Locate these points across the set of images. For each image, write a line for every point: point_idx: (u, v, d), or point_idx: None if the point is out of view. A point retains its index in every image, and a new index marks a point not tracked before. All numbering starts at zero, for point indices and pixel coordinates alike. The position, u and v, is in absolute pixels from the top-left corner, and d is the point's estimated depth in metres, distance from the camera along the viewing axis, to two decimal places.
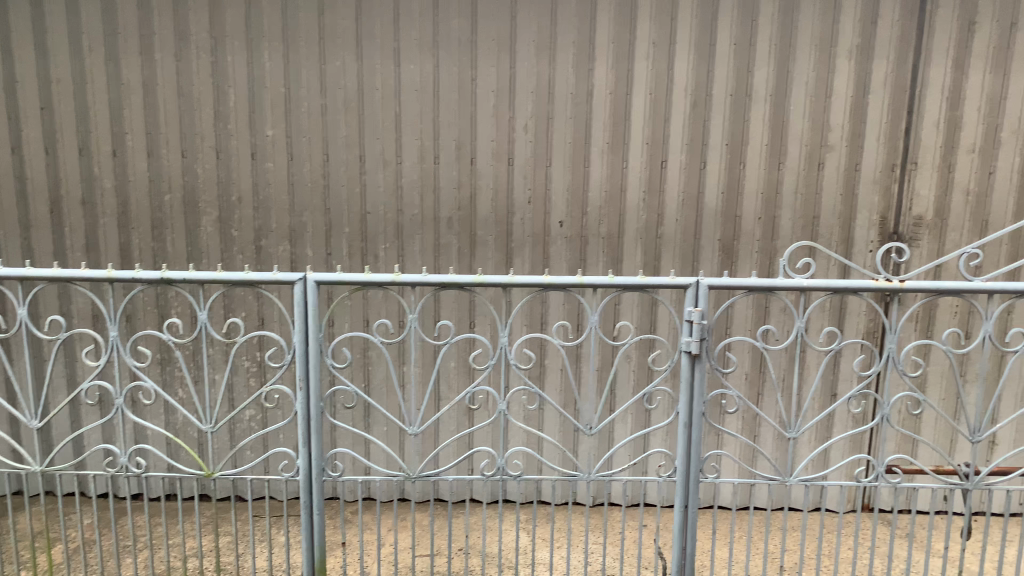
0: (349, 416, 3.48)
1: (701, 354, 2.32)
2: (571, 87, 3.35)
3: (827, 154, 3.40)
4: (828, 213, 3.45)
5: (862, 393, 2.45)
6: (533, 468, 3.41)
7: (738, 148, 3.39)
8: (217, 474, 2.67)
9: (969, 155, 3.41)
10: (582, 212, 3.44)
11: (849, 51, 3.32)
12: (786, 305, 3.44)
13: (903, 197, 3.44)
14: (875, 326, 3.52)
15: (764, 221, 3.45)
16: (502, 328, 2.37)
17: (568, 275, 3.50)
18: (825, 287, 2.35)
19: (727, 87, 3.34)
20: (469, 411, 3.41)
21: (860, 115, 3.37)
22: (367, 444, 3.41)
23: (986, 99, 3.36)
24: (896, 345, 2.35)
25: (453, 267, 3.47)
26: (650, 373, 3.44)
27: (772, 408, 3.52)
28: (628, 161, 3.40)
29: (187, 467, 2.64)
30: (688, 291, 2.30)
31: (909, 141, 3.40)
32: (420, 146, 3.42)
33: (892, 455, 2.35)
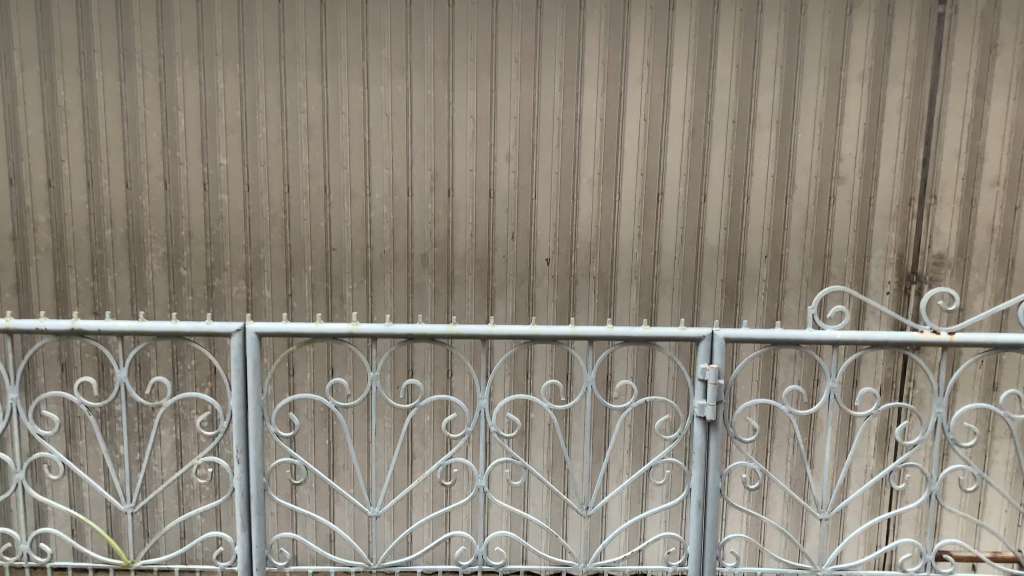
0: (312, 497, 3.08)
1: (717, 420, 1.98)
2: (558, 112, 3.03)
3: (837, 186, 3.10)
4: (840, 251, 3.14)
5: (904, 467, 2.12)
6: (517, 555, 3.06)
7: (741, 180, 3.08)
8: (140, 563, 2.21)
9: (993, 188, 3.11)
10: (571, 249, 3.11)
11: (862, 74, 3.02)
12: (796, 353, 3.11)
13: (921, 235, 3.14)
14: (894, 375, 3.21)
15: (771, 259, 3.13)
16: (481, 388, 2.01)
17: (557, 318, 3.15)
18: (861, 341, 2.01)
19: (729, 112, 3.04)
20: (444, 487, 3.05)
21: (874, 144, 3.07)
22: (332, 537, 3.05)
23: (1010, 128, 3.07)
24: (946, 410, 2.01)
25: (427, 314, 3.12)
26: (648, 428, 3.09)
27: (783, 469, 3.19)
28: (620, 194, 3.08)
29: (103, 557, 2.18)
30: (700, 346, 1.97)
31: (927, 173, 3.10)
32: (391, 176, 3.08)
33: (942, 542, 2.04)
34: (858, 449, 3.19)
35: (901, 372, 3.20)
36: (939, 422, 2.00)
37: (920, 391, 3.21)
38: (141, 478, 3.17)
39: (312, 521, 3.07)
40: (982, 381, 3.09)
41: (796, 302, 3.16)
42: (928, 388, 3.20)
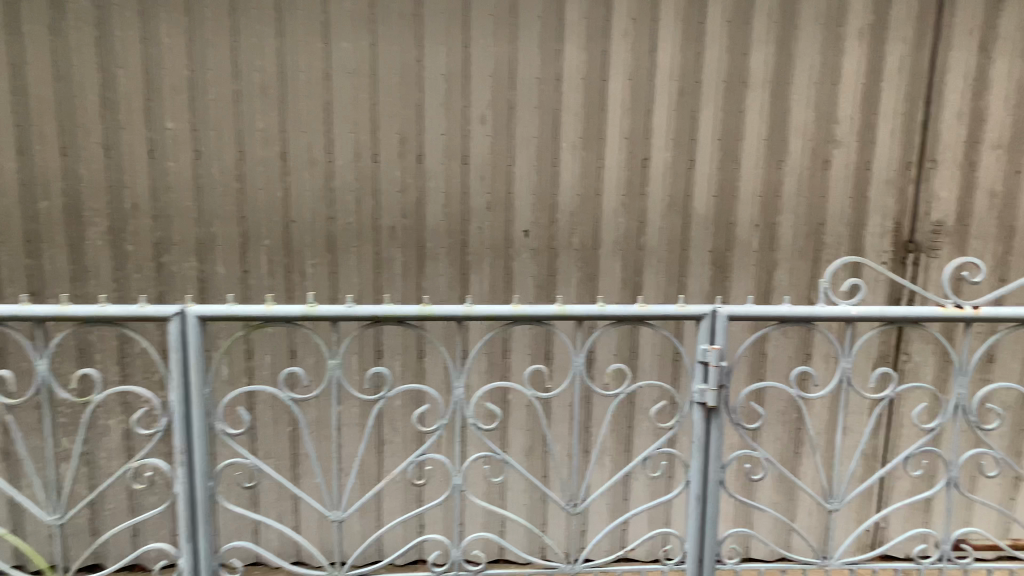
0: (274, 495, 2.84)
1: (719, 406, 1.79)
2: (536, 71, 2.79)
3: (834, 151, 2.90)
4: (836, 220, 2.94)
5: (920, 453, 1.96)
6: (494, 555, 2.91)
7: (732, 145, 2.87)
8: None
9: (994, 151, 2.94)
10: (550, 219, 2.89)
11: (861, 29, 2.81)
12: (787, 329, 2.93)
13: (919, 201, 2.95)
14: (889, 349, 3.01)
15: (762, 228, 2.93)
16: (456, 375, 1.79)
17: (536, 295, 2.93)
18: (878, 317, 1.83)
19: (719, 71, 2.81)
20: (415, 488, 2.85)
21: (871, 105, 2.87)
22: (297, 548, 2.87)
23: (1014, 89, 2.89)
24: (969, 391, 1.83)
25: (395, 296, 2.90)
26: (632, 410, 2.89)
27: (772, 447, 3.01)
28: (604, 160, 2.86)
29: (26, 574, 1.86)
30: (701, 325, 1.76)
31: (927, 136, 2.91)
32: (355, 141, 2.83)
33: (959, 533, 1.90)
34: (851, 428, 3.03)
35: (896, 346, 3.01)
36: (961, 405, 1.84)
37: (914, 364, 3.02)
38: (86, 473, 2.91)
39: (276, 529, 2.87)
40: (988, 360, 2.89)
41: (787, 273, 2.97)
42: (924, 362, 3.01)
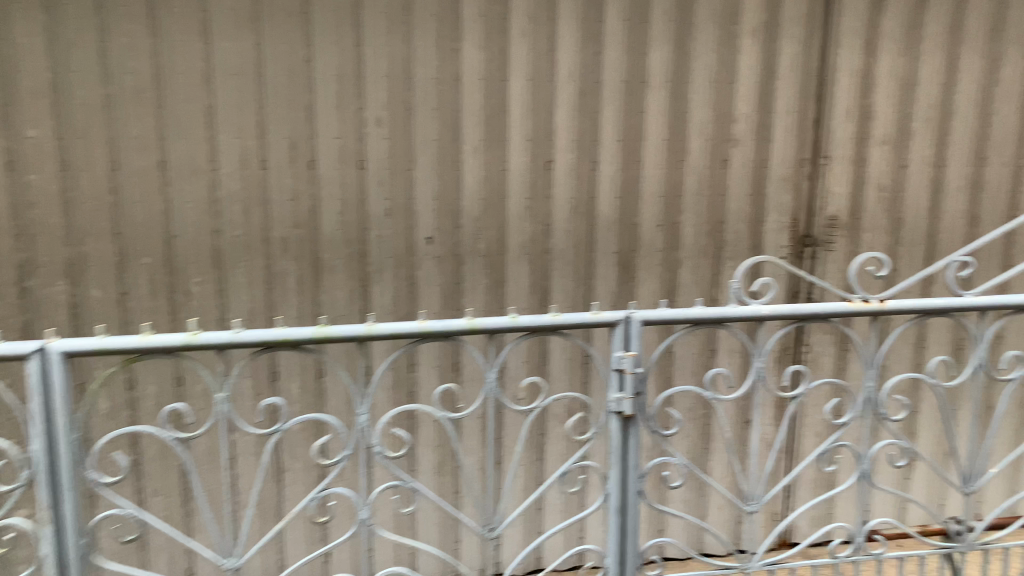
0: (162, 539, 2.62)
1: (636, 414, 1.73)
2: (433, 71, 2.68)
3: (731, 149, 2.88)
4: (735, 217, 2.94)
5: (833, 446, 1.89)
6: None
7: (633, 145, 2.84)
8: None
9: (882, 147, 2.95)
10: (454, 224, 2.79)
11: (754, 28, 2.80)
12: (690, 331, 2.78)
13: (814, 197, 2.95)
14: (789, 341, 2.88)
15: (666, 228, 2.91)
16: (359, 401, 1.69)
17: (442, 304, 2.83)
18: (788, 316, 1.82)
19: (620, 71, 2.78)
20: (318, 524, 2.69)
21: (766, 104, 2.86)
22: None
23: (897, 86, 2.90)
24: (877, 385, 1.82)
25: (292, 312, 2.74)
26: (543, 422, 2.79)
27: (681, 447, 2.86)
28: (507, 162, 2.78)
29: None
30: (615, 331, 1.70)
31: (819, 132, 2.91)
32: (240, 146, 2.64)
33: (872, 522, 1.87)
34: None
35: (795, 337, 2.88)
36: (870, 398, 1.82)
37: (815, 354, 2.90)
38: None
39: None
40: (894, 354, 2.83)
41: (691, 273, 2.95)
42: (824, 352, 2.89)
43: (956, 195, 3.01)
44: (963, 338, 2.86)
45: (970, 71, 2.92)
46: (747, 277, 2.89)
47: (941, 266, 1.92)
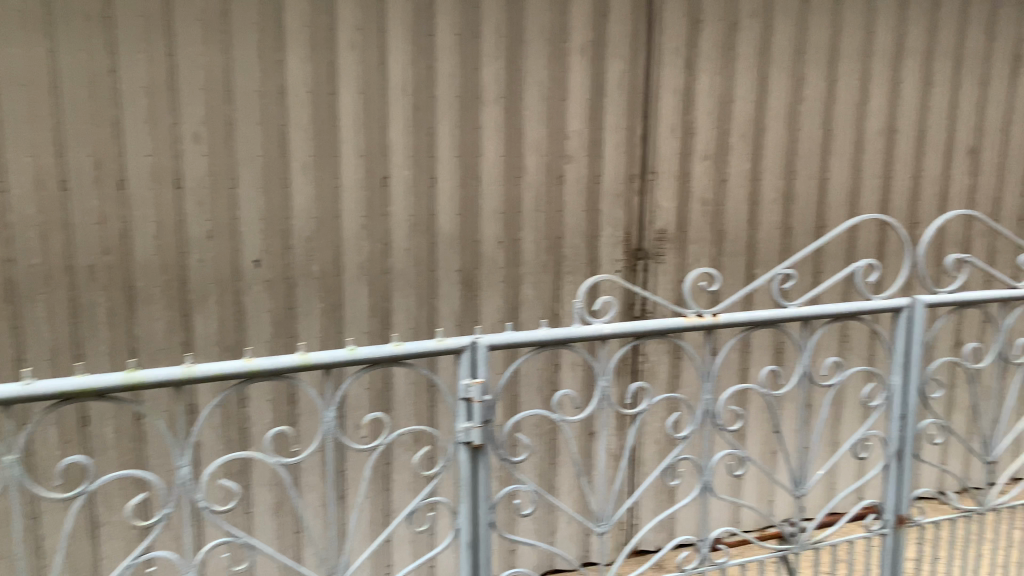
0: None
1: (485, 443, 1.66)
2: (255, 83, 2.52)
3: (566, 165, 2.90)
4: (573, 232, 2.95)
5: (676, 460, 1.91)
6: None
7: (470, 161, 2.78)
8: None
9: (704, 163, 3.04)
10: (285, 246, 2.63)
11: (582, 46, 2.83)
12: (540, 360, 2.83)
13: (644, 211, 3.01)
14: (627, 354, 2.94)
15: (505, 245, 2.87)
16: (180, 453, 1.53)
17: (275, 331, 2.66)
18: (628, 334, 1.82)
19: (453, 87, 2.72)
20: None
21: (597, 120, 2.90)
22: None
23: (715, 102, 3.00)
24: (715, 397, 1.86)
25: (104, 349, 2.49)
26: (387, 451, 2.68)
27: (529, 466, 2.84)
28: (339, 180, 2.65)
29: None
30: (461, 357, 1.63)
31: (647, 148, 2.97)
32: (34, 164, 2.35)
33: (716, 532, 1.91)
34: None
35: (633, 351, 2.95)
36: (708, 410, 1.86)
37: (651, 364, 2.98)
38: None
39: None
40: (725, 361, 2.97)
41: (533, 288, 2.94)
42: (660, 362, 2.98)
43: (770, 207, 3.14)
44: (782, 342, 3.04)
45: (778, 89, 3.05)
46: (587, 297, 2.90)
47: (766, 278, 1.98)
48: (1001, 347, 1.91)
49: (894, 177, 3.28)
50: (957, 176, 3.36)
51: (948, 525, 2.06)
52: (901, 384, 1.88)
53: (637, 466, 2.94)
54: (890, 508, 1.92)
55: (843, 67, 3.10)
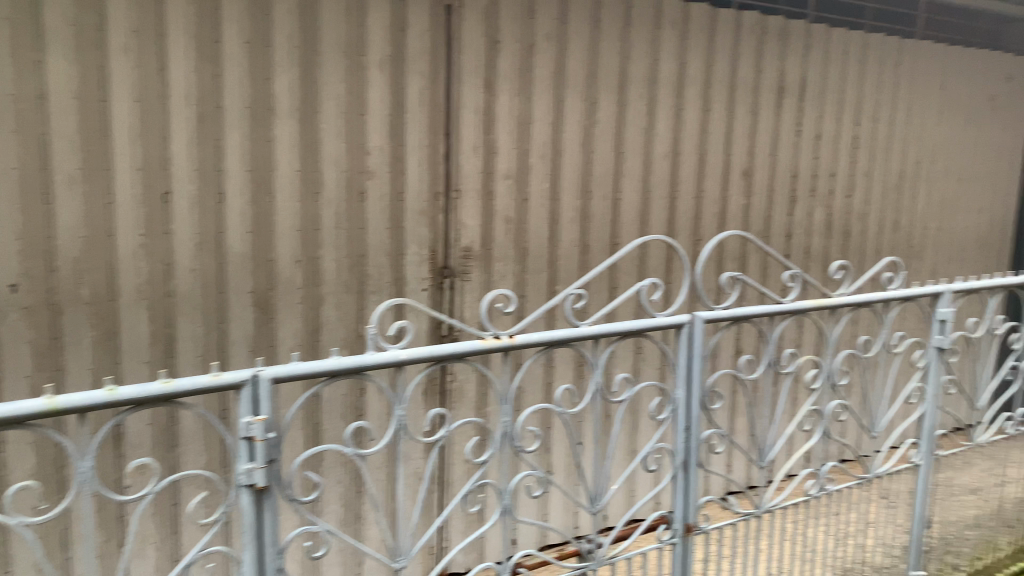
0: None
1: (271, 484, 1.53)
2: (8, 85, 2.23)
3: (367, 182, 2.79)
4: (376, 251, 2.84)
5: (476, 486, 1.84)
6: None
7: (263, 177, 2.62)
8: None
9: (505, 181, 3.06)
10: (48, 268, 2.34)
11: (381, 60, 2.75)
12: (344, 384, 2.72)
13: (449, 229, 2.96)
14: (435, 375, 2.90)
15: (304, 264, 2.72)
16: None
17: (37, 364, 2.36)
18: (424, 359, 1.72)
19: (241, 97, 2.55)
20: None
21: (398, 136, 2.81)
22: None
23: (515, 122, 3.03)
24: (513, 418, 1.79)
25: None
26: (175, 490, 2.46)
27: (334, 493, 2.73)
28: (113, 195, 2.40)
29: None
30: (242, 394, 1.50)
31: (450, 166, 2.93)
32: None
33: (517, 554, 1.90)
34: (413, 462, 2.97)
35: (441, 372, 2.90)
36: (508, 432, 1.79)
37: (459, 383, 2.96)
38: None
39: None
40: (530, 375, 3.02)
41: (335, 309, 2.80)
42: (467, 380, 2.96)
43: (569, 225, 3.23)
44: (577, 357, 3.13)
45: (573, 111, 3.15)
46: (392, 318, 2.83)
47: (560, 299, 2.01)
48: (771, 358, 2.06)
49: (679, 197, 3.49)
50: (734, 196, 3.64)
51: (731, 528, 2.20)
52: (684, 397, 1.97)
53: (447, 489, 2.90)
54: (679, 518, 2.00)
55: (632, 92, 3.27)
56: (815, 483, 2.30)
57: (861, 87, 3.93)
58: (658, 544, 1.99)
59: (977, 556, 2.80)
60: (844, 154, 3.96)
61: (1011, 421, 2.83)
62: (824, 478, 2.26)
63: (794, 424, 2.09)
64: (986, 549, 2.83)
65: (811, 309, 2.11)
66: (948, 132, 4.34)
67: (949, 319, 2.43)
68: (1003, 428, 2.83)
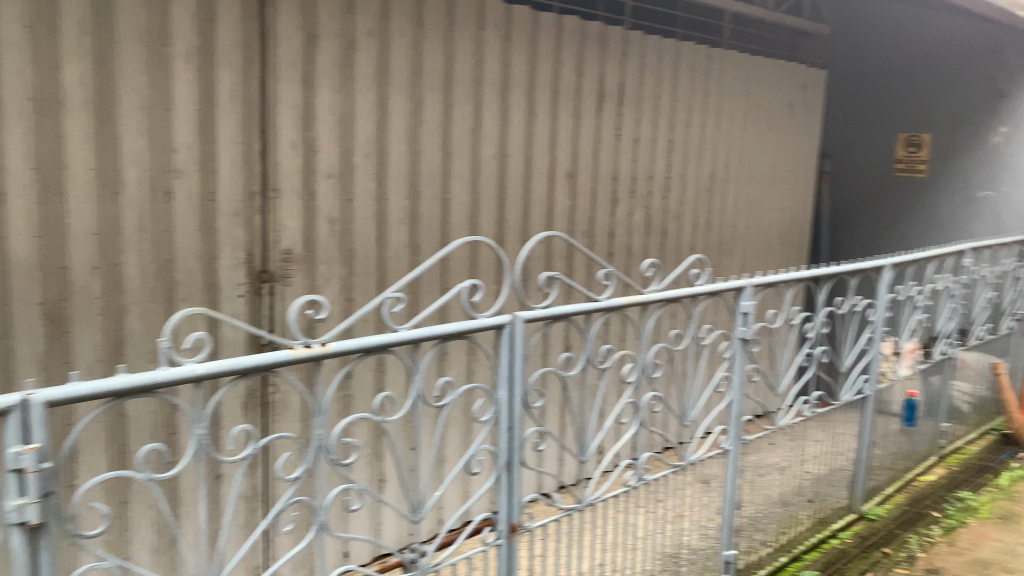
0: None
1: (47, 519, 1.37)
2: None
3: (174, 181, 2.58)
4: (186, 255, 2.64)
5: (287, 505, 1.67)
6: None
7: (52, 176, 2.33)
8: None
9: (328, 181, 2.94)
10: None
11: (187, 52, 2.54)
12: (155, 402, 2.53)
13: (267, 230, 2.81)
14: (256, 384, 2.76)
15: (103, 271, 2.47)
16: None
17: None
18: (228, 373, 1.58)
19: (23, 86, 2.25)
20: None
21: (208, 133, 2.63)
22: None
23: (336, 120, 2.92)
24: (327, 430, 1.67)
25: None
26: None
27: (145, 518, 2.53)
28: None
29: None
30: (7, 421, 1.32)
31: (266, 165, 2.78)
32: None
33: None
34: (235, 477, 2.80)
35: (262, 381, 2.77)
36: (321, 445, 1.66)
37: (283, 394, 2.83)
38: None
39: None
40: (357, 382, 2.96)
41: (140, 320, 2.58)
42: (292, 390, 2.83)
43: (397, 227, 3.17)
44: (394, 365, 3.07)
45: (398, 110, 3.09)
46: (205, 328, 2.67)
47: (374, 303, 1.89)
48: (589, 355, 2.10)
49: (507, 198, 3.52)
50: (559, 197, 3.72)
51: (556, 524, 2.24)
52: (507, 397, 1.98)
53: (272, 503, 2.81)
54: (503, 519, 2.00)
55: (456, 93, 3.25)
56: (633, 474, 2.41)
57: (674, 93, 4.13)
58: (482, 549, 1.96)
59: (778, 534, 3.09)
60: (661, 156, 4.15)
61: (807, 403, 3.09)
62: (642, 468, 2.38)
63: (612, 419, 2.13)
64: (786, 526, 3.12)
65: (625, 306, 2.18)
66: (751, 136, 4.65)
67: (750, 312, 2.59)
68: (800, 410, 3.09)
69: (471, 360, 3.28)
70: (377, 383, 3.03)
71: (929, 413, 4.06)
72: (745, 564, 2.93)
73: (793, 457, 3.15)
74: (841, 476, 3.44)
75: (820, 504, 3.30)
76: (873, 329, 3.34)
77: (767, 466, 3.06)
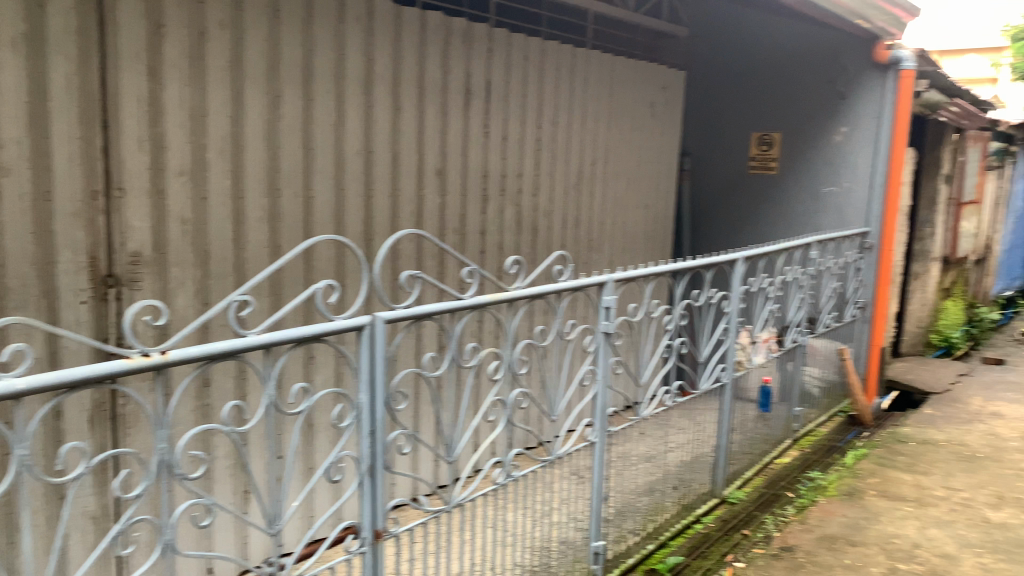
0: None
1: None
2: None
3: (2, 179, 2.36)
4: (18, 259, 2.42)
5: (128, 526, 1.54)
6: None
7: None
8: None
9: (179, 179, 2.78)
10: None
11: (13, 38, 2.33)
12: None
13: (111, 232, 2.63)
14: (104, 396, 2.58)
15: None
16: None
17: None
18: (52, 387, 1.43)
19: None
20: None
21: (41, 127, 2.42)
22: None
23: (187, 114, 2.77)
24: (169, 443, 1.56)
25: None
26: None
27: None
28: None
29: None
30: None
31: (109, 162, 2.59)
32: None
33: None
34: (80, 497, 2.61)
35: (111, 394, 2.59)
36: (163, 459, 1.55)
37: (134, 406, 2.65)
38: None
39: None
40: (216, 389, 2.83)
41: None
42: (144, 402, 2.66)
43: (257, 226, 3.04)
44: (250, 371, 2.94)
45: (255, 105, 2.96)
46: (42, 338, 2.45)
47: (220, 308, 1.79)
48: (454, 354, 2.08)
49: (373, 196, 3.45)
50: (428, 195, 3.68)
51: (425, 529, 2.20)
52: (368, 401, 1.92)
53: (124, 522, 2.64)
54: (367, 525, 1.94)
55: (317, 88, 3.15)
56: (501, 471, 2.42)
57: (540, 92, 4.17)
58: (345, 557, 1.89)
59: (646, 521, 3.20)
60: (529, 154, 4.18)
61: (667, 393, 3.19)
62: (509, 465, 2.40)
63: (479, 418, 2.12)
64: (653, 514, 3.24)
65: (489, 304, 2.17)
66: (616, 136, 4.77)
67: (612, 306, 2.65)
68: (662, 400, 3.18)
69: (339, 363, 3.20)
70: (238, 390, 2.91)
71: (783, 398, 4.28)
72: (615, 554, 3.02)
73: (659, 442, 3.23)
74: (704, 462, 3.58)
75: (684, 490, 3.43)
76: (728, 320, 3.49)
77: (635, 457, 3.09)
